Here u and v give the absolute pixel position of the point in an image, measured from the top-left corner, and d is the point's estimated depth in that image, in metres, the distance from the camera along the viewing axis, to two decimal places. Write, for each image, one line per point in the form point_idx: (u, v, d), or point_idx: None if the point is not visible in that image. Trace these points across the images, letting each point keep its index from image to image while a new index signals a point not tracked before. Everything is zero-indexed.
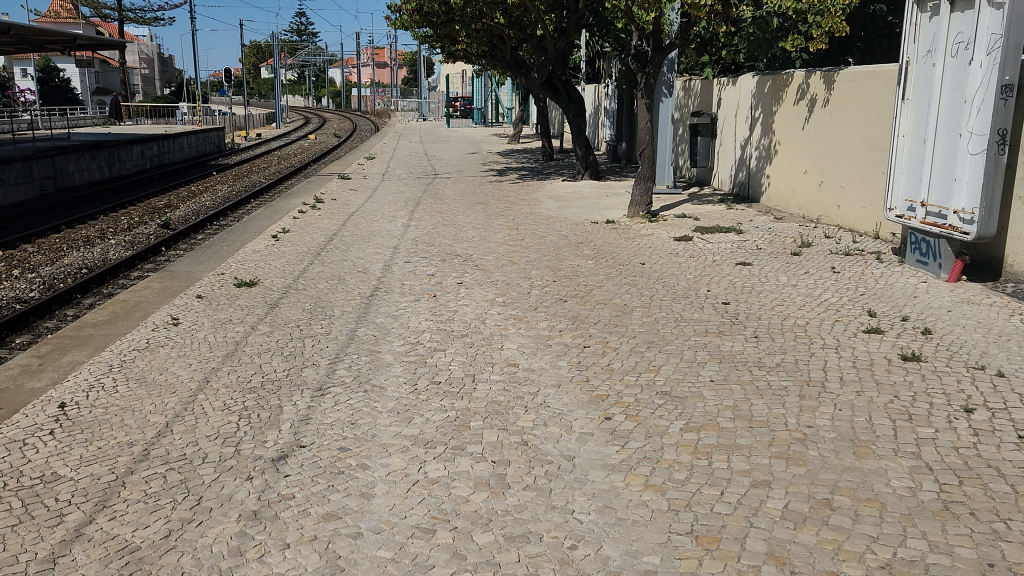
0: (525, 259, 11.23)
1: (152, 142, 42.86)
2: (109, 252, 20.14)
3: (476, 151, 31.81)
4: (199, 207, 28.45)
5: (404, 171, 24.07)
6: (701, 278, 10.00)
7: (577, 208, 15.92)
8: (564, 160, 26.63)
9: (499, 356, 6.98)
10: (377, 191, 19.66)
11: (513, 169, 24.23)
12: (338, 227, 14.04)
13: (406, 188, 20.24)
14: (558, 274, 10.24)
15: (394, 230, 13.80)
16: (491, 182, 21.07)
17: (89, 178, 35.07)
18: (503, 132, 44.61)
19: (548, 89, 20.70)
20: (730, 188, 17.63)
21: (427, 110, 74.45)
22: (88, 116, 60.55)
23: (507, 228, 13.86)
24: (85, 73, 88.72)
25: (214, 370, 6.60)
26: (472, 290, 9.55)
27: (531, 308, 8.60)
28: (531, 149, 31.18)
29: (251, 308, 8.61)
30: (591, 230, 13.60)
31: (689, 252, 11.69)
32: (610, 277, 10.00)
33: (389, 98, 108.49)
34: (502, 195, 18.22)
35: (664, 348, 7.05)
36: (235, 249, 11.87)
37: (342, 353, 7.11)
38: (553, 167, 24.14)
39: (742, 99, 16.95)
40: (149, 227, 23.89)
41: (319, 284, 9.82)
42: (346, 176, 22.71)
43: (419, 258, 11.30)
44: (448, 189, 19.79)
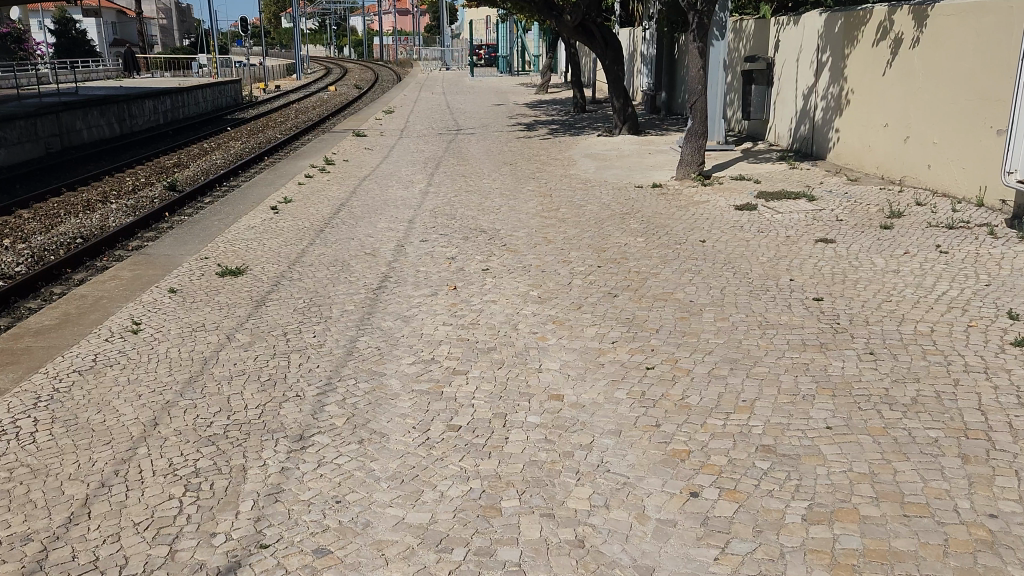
0: (562, 236, 9.55)
1: (166, 97, 41.31)
2: (108, 219, 18.77)
3: (503, 104, 29.76)
4: (209, 167, 26.99)
5: (425, 127, 22.27)
6: (776, 261, 8.25)
7: (616, 170, 14.09)
8: (597, 112, 24.59)
9: (537, 384, 5.38)
10: (393, 150, 17.92)
11: (541, 124, 22.28)
12: (347, 196, 12.40)
13: (426, 147, 18.48)
14: (603, 257, 8.57)
15: (410, 198, 12.15)
16: (519, 138, 19.20)
17: (99, 135, 33.70)
18: (531, 82, 42.40)
19: (582, 35, 18.63)
20: (789, 142, 15.57)
21: (450, 59, 71.87)
22: (103, 70, 59.06)
23: (539, 195, 12.14)
24: (103, 25, 87.10)
25: (167, 406, 5.06)
26: (500, 279, 7.93)
27: (573, 306, 6.96)
28: (560, 101, 29.12)
29: (232, 307, 7.05)
30: (635, 198, 11.82)
31: (756, 224, 9.93)
32: (667, 261, 8.29)
33: (412, 47, 105.33)
34: (531, 154, 16.40)
35: (752, 372, 5.39)
36: (227, 225, 10.30)
37: (335, 377, 5.54)
38: (586, 121, 22.16)
39: (805, 41, 14.78)
40: (155, 191, 22.46)
41: (319, 272, 8.25)
42: (362, 133, 20.98)
43: (439, 236, 9.67)
44: (472, 147, 18.01)
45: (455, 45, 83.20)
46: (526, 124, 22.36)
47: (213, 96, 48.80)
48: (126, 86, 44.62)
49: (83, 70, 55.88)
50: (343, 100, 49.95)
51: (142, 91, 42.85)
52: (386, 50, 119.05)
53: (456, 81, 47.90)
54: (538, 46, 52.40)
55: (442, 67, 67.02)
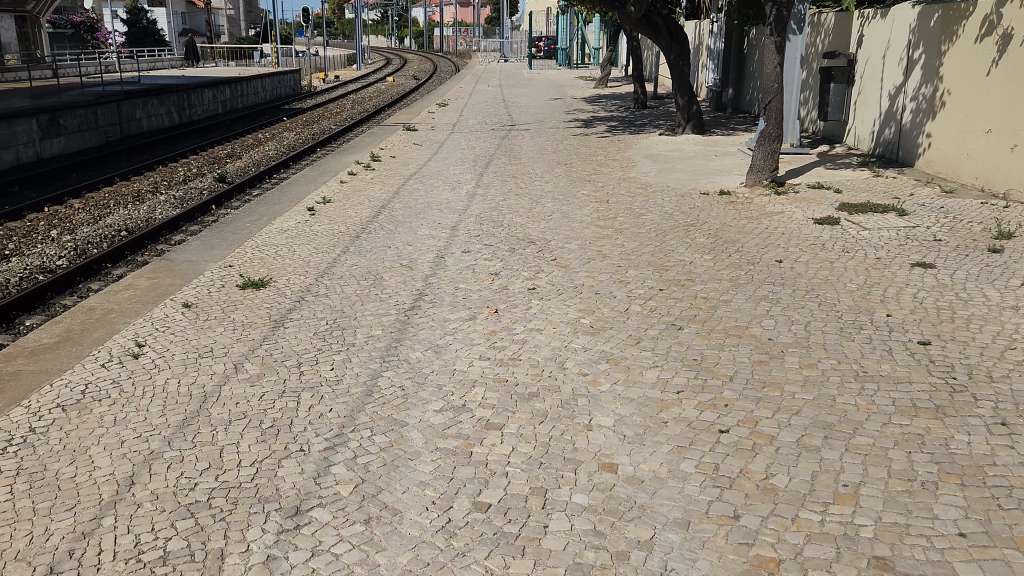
0: (620, 251, 8.58)
1: (224, 86, 41.52)
2: (155, 211, 18.55)
3: (560, 98, 28.72)
4: (262, 158, 26.75)
5: (478, 122, 21.46)
6: (867, 289, 7.15)
7: (679, 174, 13.02)
8: (659, 109, 23.36)
9: (585, 447, 4.47)
10: (443, 146, 17.14)
11: (600, 120, 21.22)
12: (390, 197, 11.66)
13: (477, 143, 17.65)
14: (665, 278, 7.58)
15: (456, 201, 11.32)
16: (575, 135, 18.21)
17: (157, 124, 33.92)
18: (590, 75, 41.21)
19: (646, 26, 17.48)
20: (870, 146, 14.15)
21: (509, 51, 70.98)
22: (168, 58, 60.10)
23: (595, 200, 11.18)
24: (171, 14, 88.89)
25: (150, 457, 4.33)
26: (548, 301, 7.03)
27: (631, 341, 6.01)
28: (620, 95, 27.94)
29: (247, 328, 6.32)
30: (700, 206, 10.76)
31: (840, 242, 8.80)
32: (740, 285, 7.27)
33: (471, 38, 104.67)
34: (587, 153, 15.42)
35: (852, 444, 4.38)
36: (259, 229, 9.65)
37: (348, 427, 4.72)
38: (647, 118, 20.99)
39: (895, 36, 13.31)
40: (204, 182, 22.21)
41: (348, 286, 7.49)
42: (412, 127, 20.26)
43: (483, 247, 8.82)
44: (525, 144, 17.10)
45: (515, 36, 82.11)
46: (584, 120, 21.32)
47: (271, 86, 49.00)
48: (187, 75, 45.09)
49: (148, 58, 56.85)
50: (399, 91, 49.49)
51: (202, 80, 43.19)
52: (446, 42, 118.70)
53: (514, 73, 46.92)
54: (600, 39, 50.96)
55: (500, 59, 66.18)
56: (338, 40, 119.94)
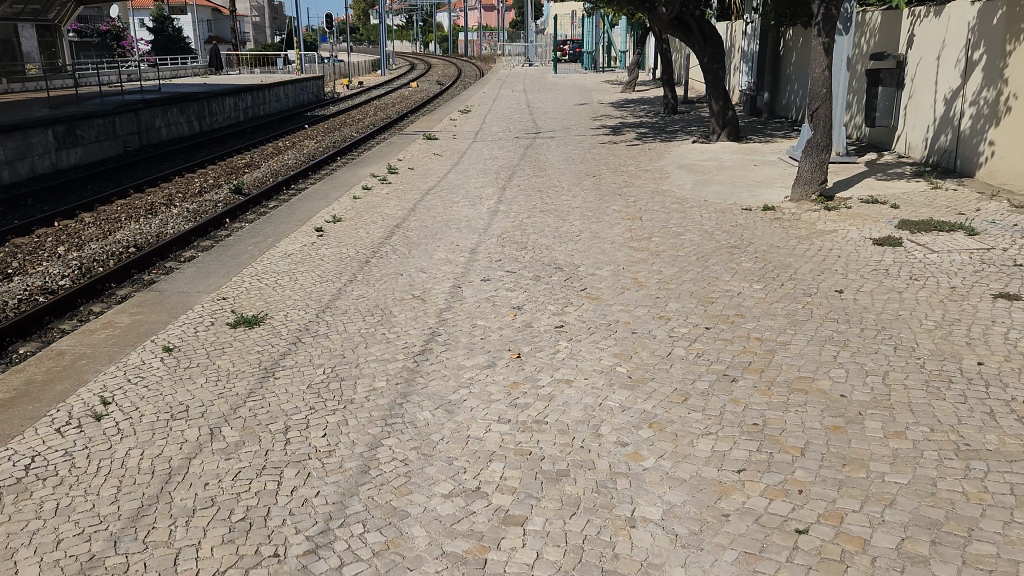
0: (656, 279, 7.68)
1: (246, 94, 41.25)
2: (168, 225, 17.99)
3: (587, 103, 27.76)
4: (280, 168, 26.24)
5: (501, 129, 20.65)
6: (948, 326, 6.15)
7: (716, 186, 12.06)
8: (690, 114, 22.36)
9: (628, 552, 3.57)
10: (464, 157, 16.35)
11: (629, 126, 20.27)
12: (404, 215, 10.87)
13: (500, 153, 16.82)
14: (711, 313, 6.65)
15: (475, 219, 10.48)
16: (603, 143, 17.31)
17: (178, 133, 33.61)
18: (617, 79, 40.26)
19: (677, 28, 16.52)
20: (923, 154, 13.01)
21: (534, 55, 70.22)
22: (193, 66, 60.26)
23: (626, 218, 10.29)
24: (198, 22, 89.54)
25: (88, 565, 3.53)
26: (577, 342, 6.15)
27: (677, 397, 5.09)
28: (650, 100, 26.95)
29: (232, 383, 5.55)
30: (742, 223, 9.82)
31: (905, 265, 7.82)
32: (798, 322, 6.32)
33: (496, 43, 103.99)
34: (616, 163, 14.52)
35: (969, 556, 3.42)
36: (260, 254, 8.91)
37: (336, 519, 3.87)
38: (679, 124, 20.00)
39: (950, 35, 12.15)
40: (220, 195, 21.67)
41: (351, 324, 6.67)
42: (433, 136, 19.50)
43: (504, 274, 7.96)
44: (550, 153, 16.24)
45: (540, 39, 81.16)
46: (612, 127, 20.39)
47: (294, 92, 48.72)
48: (209, 83, 44.96)
49: (173, 67, 57.01)
50: (422, 96, 48.86)
51: (225, 88, 43.01)
52: (471, 46, 118.17)
53: (539, 77, 45.98)
54: (627, 41, 49.81)
55: (525, 63, 65.44)
56: (363, 46, 120.22)
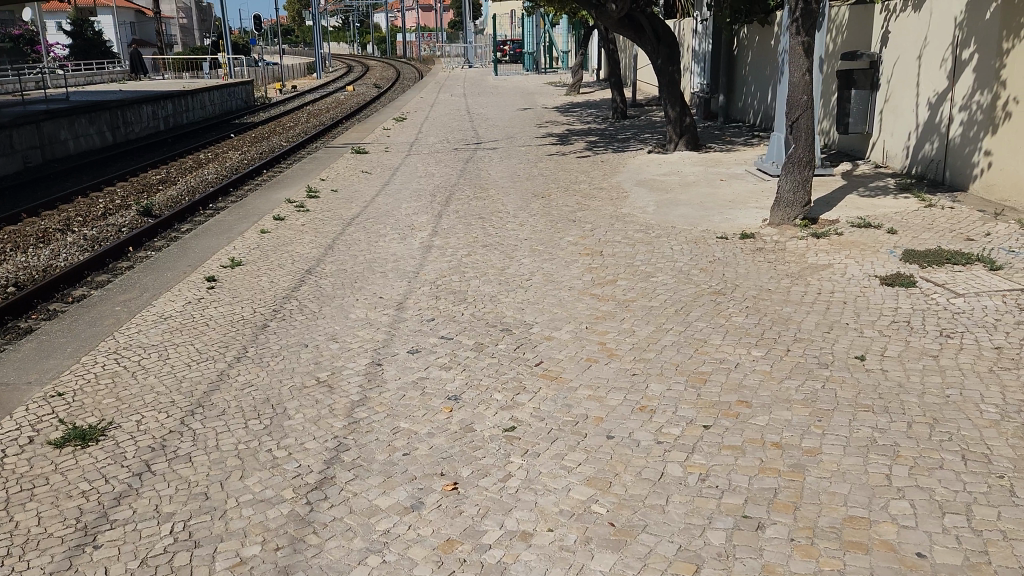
0: (628, 345, 6.10)
1: (167, 101, 38.57)
2: (59, 257, 15.77)
3: (530, 108, 26.24)
4: (199, 184, 24.01)
5: (438, 140, 18.96)
6: (1017, 415, 4.71)
7: (682, 207, 10.60)
8: (640, 119, 21.02)
9: None
10: (397, 174, 14.61)
11: (576, 134, 18.81)
12: (320, 255, 9.09)
13: (437, 168, 15.11)
14: (705, 400, 5.09)
15: (405, 259, 8.81)
16: (550, 155, 15.77)
17: (88, 146, 30.90)
18: (560, 81, 39.01)
19: (627, 27, 15.05)
20: (904, 164, 11.79)
21: (474, 56, 68.69)
22: (112, 72, 56.78)
23: (583, 253, 8.73)
24: (120, 25, 85.24)
25: None
26: (534, 459, 4.52)
27: (683, 568, 3.50)
28: (596, 103, 25.62)
29: (26, 560, 3.75)
30: (719, 257, 8.35)
31: (927, 313, 6.42)
32: (822, 413, 4.80)
33: (434, 45, 102.08)
34: (566, 180, 12.97)
35: None
36: (128, 320, 7.05)
37: None
38: (630, 132, 18.58)
39: (934, 32, 10.91)
40: (126, 219, 19.42)
41: (226, 436, 4.91)
42: (362, 150, 17.72)
43: (438, 342, 6.28)
44: (492, 168, 14.64)
45: (480, 40, 79.42)
46: (559, 135, 18.86)
47: (221, 99, 46.05)
48: (126, 90, 42.03)
49: (89, 74, 53.57)
50: (358, 101, 46.72)
51: (143, 96, 40.20)
52: (409, 48, 115.75)
53: (480, 80, 44.31)
54: (569, 42, 48.48)
55: (465, 65, 63.84)
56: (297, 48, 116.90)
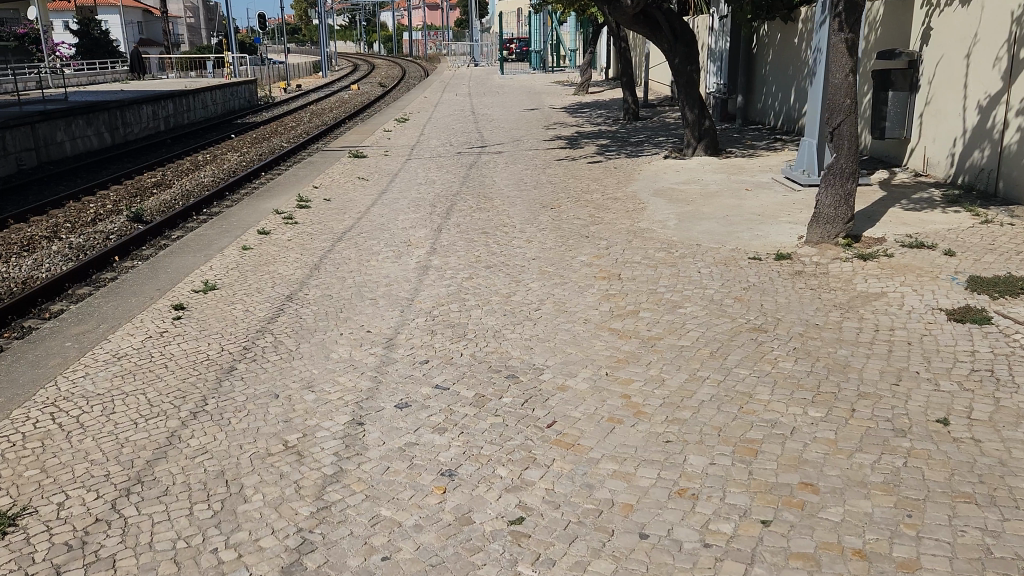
0: (658, 401, 5.12)
1: (166, 101, 37.70)
2: (41, 266, 14.88)
3: (537, 108, 25.24)
4: (194, 188, 23.10)
5: (441, 143, 18.01)
6: None
7: (706, 221, 9.61)
8: (654, 121, 20.02)
9: None
10: (396, 181, 13.65)
11: (587, 136, 17.83)
12: (304, 277, 8.13)
13: (439, 175, 14.14)
14: (759, 483, 4.11)
15: (399, 283, 7.85)
16: (560, 160, 14.80)
17: (84, 147, 30.06)
18: (568, 79, 38.04)
19: (642, 23, 14.03)
20: (949, 173, 10.78)
21: (480, 54, 67.73)
22: (115, 71, 56.04)
23: (600, 277, 7.75)
24: (125, 23, 84.65)
25: None
26: (548, 570, 3.55)
27: None
28: (607, 103, 24.62)
29: None
30: (754, 283, 7.36)
31: (1013, 359, 5.41)
32: (910, 504, 3.82)
33: (440, 43, 101.17)
34: (577, 189, 11.98)
35: None
36: (77, 360, 6.10)
37: None
38: (644, 135, 17.59)
39: (985, 28, 9.87)
40: (115, 225, 18.54)
41: (165, 530, 3.95)
42: (361, 153, 16.78)
43: (431, 393, 5.31)
44: (498, 174, 13.68)
45: (487, 37, 78.50)
46: (568, 138, 17.86)
47: (223, 98, 45.18)
48: (126, 90, 41.16)
49: (91, 72, 52.86)
50: (363, 100, 45.83)
51: (142, 95, 39.34)
52: (415, 47, 114.86)
53: (485, 78, 43.32)
54: (577, 40, 47.45)
55: (471, 62, 62.92)
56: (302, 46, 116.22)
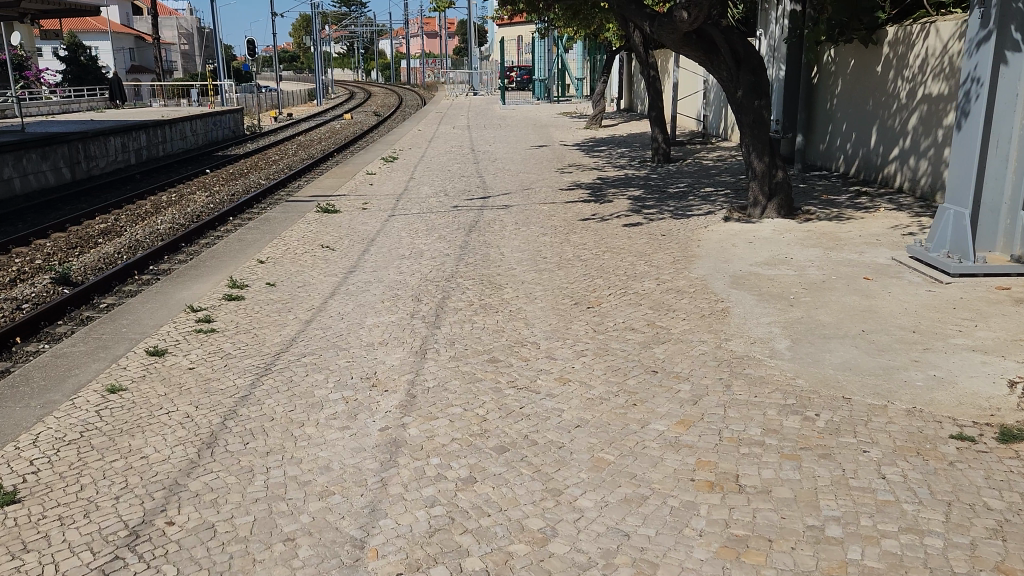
0: None
1: (139, 132, 34.44)
2: None
3: (546, 145, 22.04)
4: (146, 237, 19.74)
5: (433, 192, 14.77)
6: None
7: (833, 344, 6.23)
8: (689, 164, 16.90)
9: None
10: (371, 251, 10.37)
11: (612, 185, 14.60)
12: (184, 470, 4.72)
13: (429, 241, 10.84)
14: None
15: (348, 488, 4.45)
16: (585, 222, 11.49)
17: (38, 183, 26.72)
18: (578, 110, 35.03)
19: (695, 45, 10.81)
20: None
21: (481, 83, 64.99)
22: (94, 99, 52.93)
23: (703, 486, 4.32)
24: (113, 50, 81.95)
25: None
26: None
27: None
28: (628, 141, 21.52)
29: None
30: (1005, 515, 3.92)
31: None
32: None
33: (439, 71, 98.82)
34: (616, 272, 8.64)
35: None
36: None
37: None
38: (683, 184, 14.37)
39: None
40: (34, 287, 15.07)
41: None
42: (332, 207, 13.50)
43: None
44: (506, 243, 10.39)
45: (487, 65, 75.97)
46: (589, 186, 14.60)
47: (204, 128, 41.97)
48: (99, 119, 37.96)
49: (65, 101, 49.74)
50: (355, 131, 42.82)
51: (112, 125, 36.03)
52: (414, 75, 112.75)
53: (484, 109, 40.31)
54: (584, 69, 44.50)
55: (471, 92, 60.19)
56: (297, 75, 114.00)
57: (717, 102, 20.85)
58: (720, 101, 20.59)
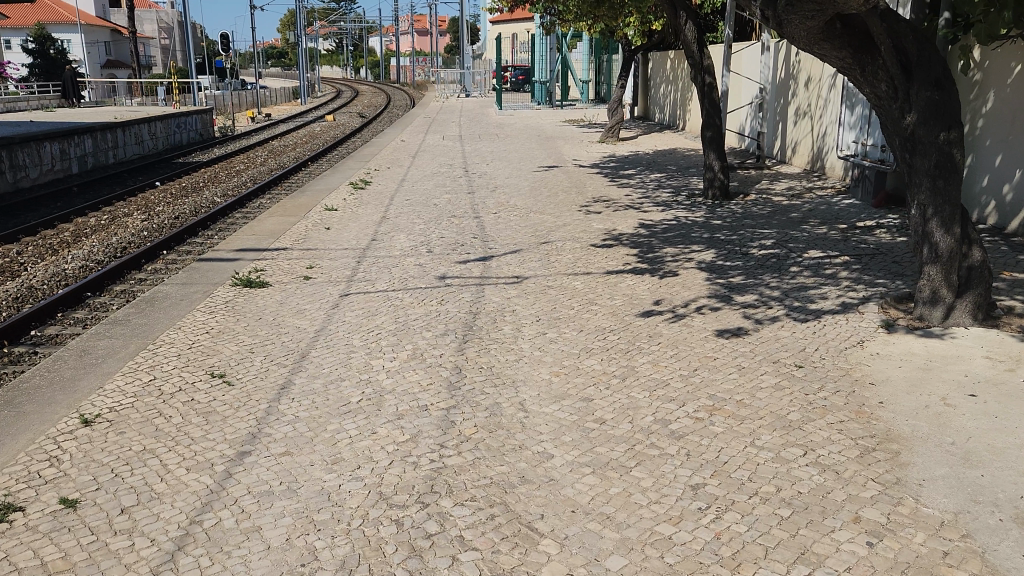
0: None
1: (82, 135, 29.49)
2: None
3: (557, 166, 17.67)
4: (45, 282, 15.07)
5: (412, 246, 10.37)
6: None
7: None
8: (758, 202, 12.60)
9: None
10: (292, 391, 5.99)
11: (666, 240, 10.28)
12: None
13: (395, 362, 6.46)
14: None
15: None
16: (649, 323, 7.14)
17: None
18: (588, 116, 30.67)
19: (839, 39, 6.48)
20: None
21: (475, 84, 60.45)
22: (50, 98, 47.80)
23: None
24: (84, 43, 76.51)
25: None
26: None
27: None
28: (661, 162, 17.25)
29: None
30: None
31: None
32: None
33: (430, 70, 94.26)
34: (761, 497, 4.29)
35: None
36: None
37: None
38: (768, 240, 10.04)
39: None
40: None
41: None
42: (261, 277, 9.08)
43: None
44: (528, 379, 6.00)
45: (481, 64, 71.41)
46: (633, 241, 10.28)
47: (165, 131, 37.15)
48: (41, 121, 32.99)
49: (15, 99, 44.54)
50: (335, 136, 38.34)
51: (52, 127, 31.06)
52: (404, 72, 108.28)
53: (478, 115, 35.69)
54: (590, 69, 40.21)
55: (464, 94, 55.76)
56: (280, 73, 109.17)
57: (772, 113, 16.62)
58: (778, 114, 16.31)
